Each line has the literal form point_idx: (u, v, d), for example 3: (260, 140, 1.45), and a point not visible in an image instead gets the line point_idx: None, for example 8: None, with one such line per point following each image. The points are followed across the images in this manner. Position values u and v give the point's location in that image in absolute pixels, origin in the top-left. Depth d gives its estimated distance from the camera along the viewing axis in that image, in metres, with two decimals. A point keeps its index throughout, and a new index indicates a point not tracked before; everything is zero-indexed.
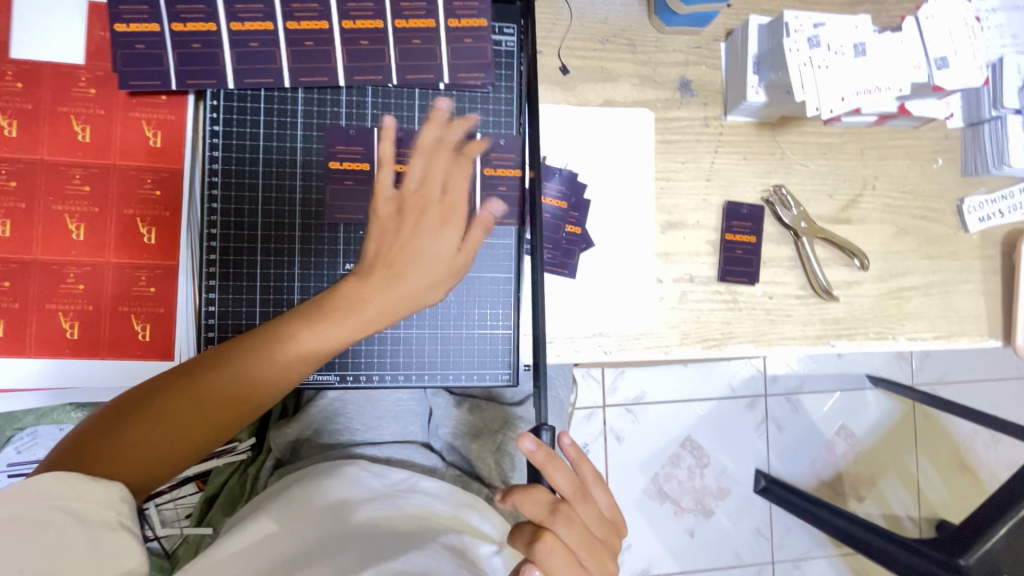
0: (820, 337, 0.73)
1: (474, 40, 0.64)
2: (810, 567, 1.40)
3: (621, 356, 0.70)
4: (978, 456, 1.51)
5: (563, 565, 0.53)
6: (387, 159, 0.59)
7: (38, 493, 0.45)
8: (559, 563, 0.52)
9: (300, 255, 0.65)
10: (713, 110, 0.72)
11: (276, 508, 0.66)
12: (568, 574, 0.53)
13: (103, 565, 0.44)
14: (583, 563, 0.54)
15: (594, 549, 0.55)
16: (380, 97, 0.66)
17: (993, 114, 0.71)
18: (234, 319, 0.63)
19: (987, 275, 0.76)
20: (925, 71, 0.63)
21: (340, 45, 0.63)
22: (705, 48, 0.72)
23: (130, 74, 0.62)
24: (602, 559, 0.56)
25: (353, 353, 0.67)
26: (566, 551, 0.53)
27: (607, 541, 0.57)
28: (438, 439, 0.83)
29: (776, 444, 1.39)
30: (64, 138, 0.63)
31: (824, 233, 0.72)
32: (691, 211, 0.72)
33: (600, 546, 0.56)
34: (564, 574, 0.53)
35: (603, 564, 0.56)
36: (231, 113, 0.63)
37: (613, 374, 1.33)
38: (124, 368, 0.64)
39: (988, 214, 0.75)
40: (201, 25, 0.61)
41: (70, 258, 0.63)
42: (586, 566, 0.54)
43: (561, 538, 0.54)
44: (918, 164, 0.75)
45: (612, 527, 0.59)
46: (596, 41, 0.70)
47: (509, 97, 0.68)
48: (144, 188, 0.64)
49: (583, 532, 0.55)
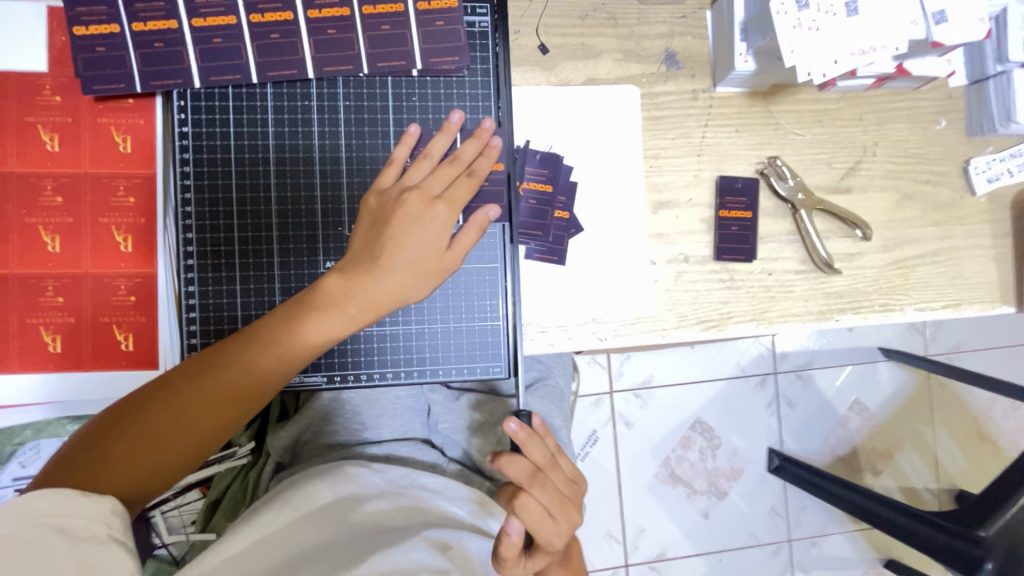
0: (823, 312, 0.70)
1: (446, 23, 0.62)
2: (828, 544, 1.38)
3: (617, 342, 0.68)
4: (997, 424, 1.48)
5: (537, 524, 0.53)
6: (398, 160, 0.61)
7: (26, 510, 0.43)
8: (533, 521, 0.53)
9: (279, 256, 0.63)
10: (701, 82, 0.69)
11: (273, 506, 0.64)
12: (541, 534, 0.54)
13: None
14: (553, 522, 0.55)
15: (562, 508, 0.56)
16: (351, 87, 0.63)
17: (998, 70, 0.67)
18: (216, 325, 0.62)
19: (996, 239, 0.73)
20: (922, 26, 0.59)
21: (306, 36, 0.61)
22: (690, 17, 0.69)
23: (92, 78, 0.60)
24: (569, 514, 0.56)
25: (340, 353, 0.65)
26: (539, 512, 0.53)
27: (574, 502, 0.58)
28: (441, 436, 0.80)
29: (788, 423, 1.37)
30: (34, 148, 0.62)
31: (823, 205, 0.69)
32: (683, 188, 0.69)
33: (569, 506, 0.56)
34: (536, 531, 0.53)
35: (572, 522, 0.56)
36: (199, 113, 0.61)
37: (619, 359, 1.31)
38: (110, 379, 0.63)
39: (997, 174, 0.72)
40: (162, 23, 0.59)
41: (48, 271, 0.62)
42: (557, 528, 0.55)
43: (538, 501, 0.54)
44: (921, 126, 0.72)
45: (576, 487, 0.60)
46: (576, 16, 0.68)
47: (486, 80, 0.65)
48: (118, 195, 0.63)
49: (557, 497, 0.55)
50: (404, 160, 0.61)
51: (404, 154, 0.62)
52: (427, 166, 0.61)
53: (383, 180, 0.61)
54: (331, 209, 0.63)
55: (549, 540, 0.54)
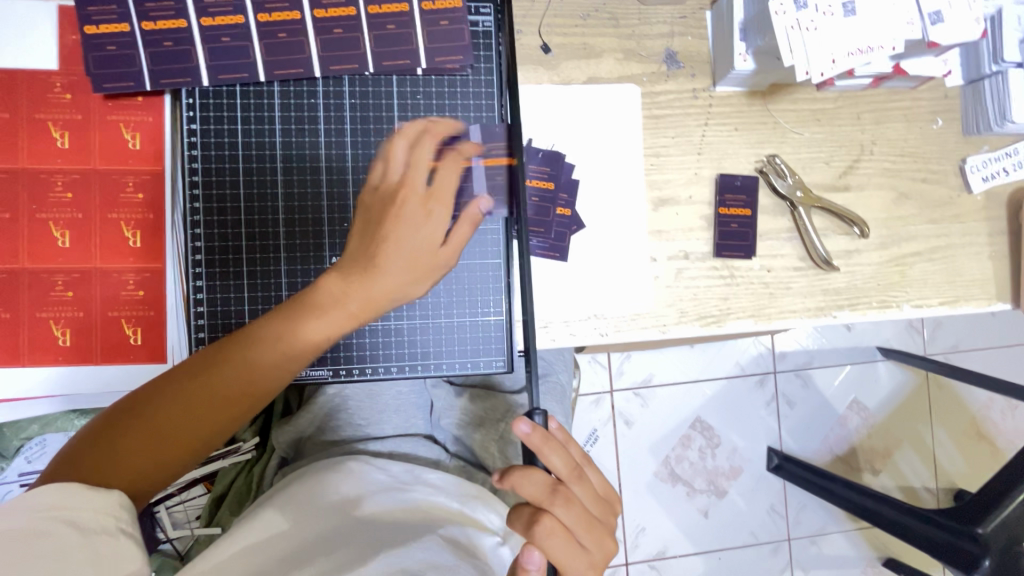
0: (822, 309, 0.71)
1: (450, 23, 0.63)
2: (827, 542, 1.38)
3: (618, 337, 0.69)
4: (996, 424, 1.49)
5: (563, 545, 0.53)
6: (390, 158, 0.63)
7: (35, 504, 0.44)
8: (558, 544, 0.53)
9: (286, 252, 0.64)
10: (701, 81, 0.70)
11: (274, 506, 0.65)
12: (569, 557, 0.53)
13: (107, 568, 0.43)
14: (582, 543, 0.54)
15: (591, 528, 0.56)
16: (357, 86, 0.64)
17: (994, 70, 0.68)
18: (224, 319, 0.63)
19: (993, 237, 0.74)
20: (918, 26, 0.60)
21: (313, 35, 0.62)
22: (690, 17, 0.70)
23: (103, 76, 0.61)
24: (600, 538, 0.56)
25: (345, 348, 0.66)
26: (564, 531, 0.53)
27: (603, 519, 0.58)
28: (442, 431, 0.82)
29: (787, 422, 1.37)
30: (44, 145, 0.63)
31: (821, 202, 0.70)
32: (683, 185, 0.70)
33: (597, 524, 0.56)
34: (564, 557, 0.53)
35: (601, 542, 0.56)
36: (207, 111, 0.62)
37: (619, 359, 1.32)
38: (118, 372, 0.64)
39: (992, 173, 0.73)
40: (172, 23, 0.60)
41: (57, 266, 0.63)
42: (584, 546, 0.55)
43: (561, 519, 0.54)
44: (918, 125, 0.73)
45: (606, 505, 0.59)
46: (578, 16, 0.69)
47: (489, 79, 0.66)
48: (127, 191, 0.64)
49: (581, 512, 0.55)
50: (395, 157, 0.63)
51: (395, 151, 0.63)
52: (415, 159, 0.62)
53: (373, 178, 0.62)
54: (337, 206, 0.64)
55: (575, 560, 0.54)
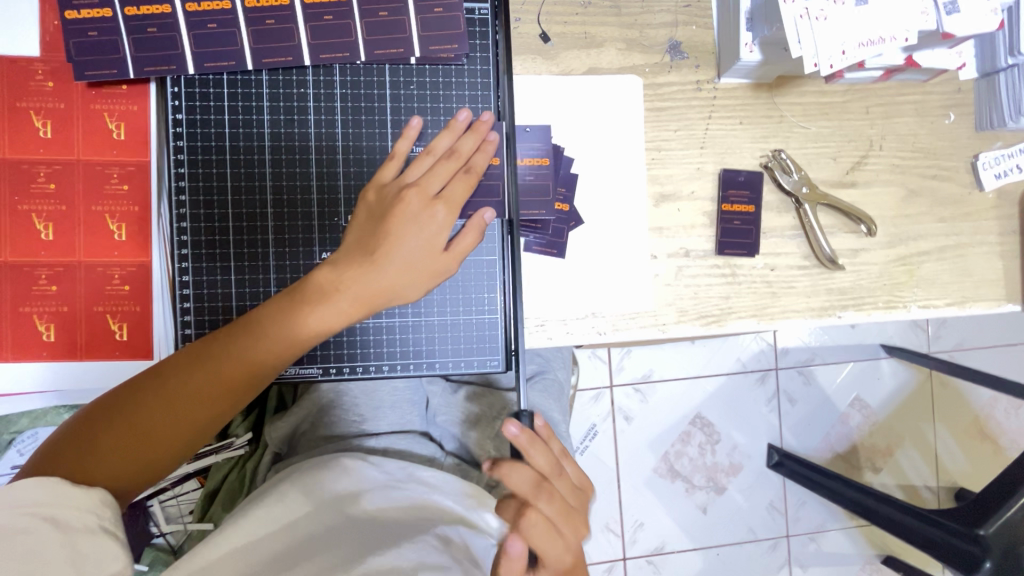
0: (826, 309, 0.69)
1: (444, 10, 0.60)
2: (826, 540, 1.38)
3: (617, 336, 0.67)
4: (999, 422, 1.47)
5: (545, 534, 0.52)
6: (399, 154, 0.59)
7: (13, 500, 0.43)
8: (540, 532, 0.51)
9: (274, 247, 0.62)
10: (705, 73, 0.68)
11: (265, 500, 0.64)
12: (550, 545, 0.52)
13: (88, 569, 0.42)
14: (561, 532, 0.53)
15: (570, 518, 0.55)
16: (348, 75, 0.62)
17: (1010, 62, 0.65)
18: (211, 315, 0.61)
19: (1003, 236, 0.72)
20: (932, 17, 0.58)
21: (303, 23, 0.59)
22: (694, 7, 0.67)
23: (85, 63, 0.59)
24: (577, 527, 0.55)
25: (335, 344, 0.65)
26: (547, 522, 0.52)
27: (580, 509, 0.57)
28: (437, 428, 0.80)
29: (788, 419, 1.36)
30: (26, 134, 0.61)
31: (828, 199, 0.67)
32: (685, 180, 0.68)
33: (575, 514, 0.55)
34: (545, 544, 0.52)
35: (579, 531, 0.55)
36: (193, 100, 0.60)
37: (619, 354, 1.30)
38: (103, 369, 0.62)
39: (1005, 170, 0.70)
40: (156, 8, 0.58)
41: (41, 259, 0.61)
42: (563, 533, 0.53)
43: (543, 511, 0.52)
44: (929, 120, 0.71)
45: (583, 495, 0.59)
46: (579, 4, 0.66)
47: (485, 68, 0.64)
48: (111, 183, 0.62)
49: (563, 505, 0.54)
50: (405, 155, 0.60)
51: (406, 147, 0.60)
52: (429, 162, 0.59)
53: (383, 175, 0.59)
54: (327, 199, 0.62)
55: (556, 547, 0.52)
